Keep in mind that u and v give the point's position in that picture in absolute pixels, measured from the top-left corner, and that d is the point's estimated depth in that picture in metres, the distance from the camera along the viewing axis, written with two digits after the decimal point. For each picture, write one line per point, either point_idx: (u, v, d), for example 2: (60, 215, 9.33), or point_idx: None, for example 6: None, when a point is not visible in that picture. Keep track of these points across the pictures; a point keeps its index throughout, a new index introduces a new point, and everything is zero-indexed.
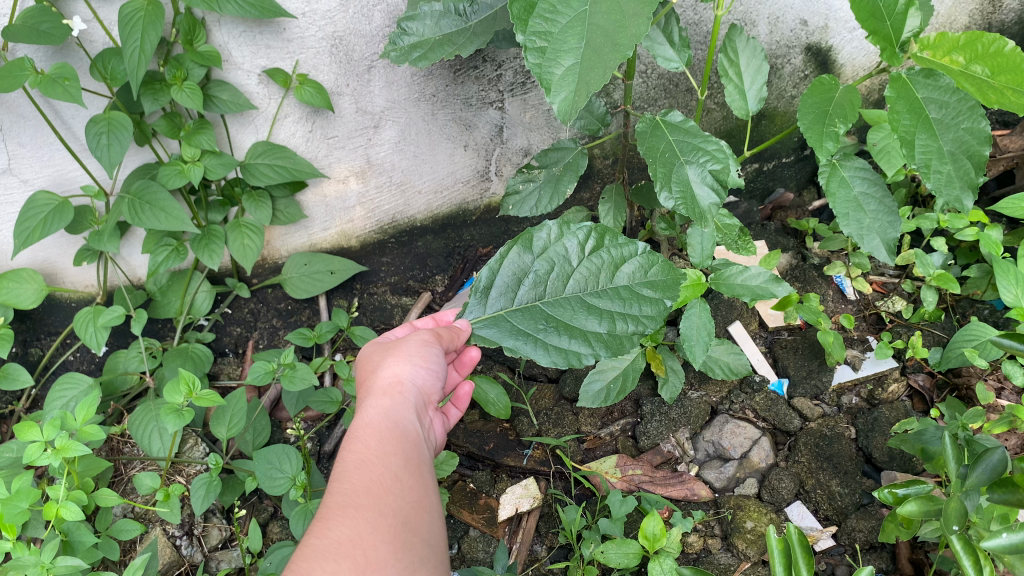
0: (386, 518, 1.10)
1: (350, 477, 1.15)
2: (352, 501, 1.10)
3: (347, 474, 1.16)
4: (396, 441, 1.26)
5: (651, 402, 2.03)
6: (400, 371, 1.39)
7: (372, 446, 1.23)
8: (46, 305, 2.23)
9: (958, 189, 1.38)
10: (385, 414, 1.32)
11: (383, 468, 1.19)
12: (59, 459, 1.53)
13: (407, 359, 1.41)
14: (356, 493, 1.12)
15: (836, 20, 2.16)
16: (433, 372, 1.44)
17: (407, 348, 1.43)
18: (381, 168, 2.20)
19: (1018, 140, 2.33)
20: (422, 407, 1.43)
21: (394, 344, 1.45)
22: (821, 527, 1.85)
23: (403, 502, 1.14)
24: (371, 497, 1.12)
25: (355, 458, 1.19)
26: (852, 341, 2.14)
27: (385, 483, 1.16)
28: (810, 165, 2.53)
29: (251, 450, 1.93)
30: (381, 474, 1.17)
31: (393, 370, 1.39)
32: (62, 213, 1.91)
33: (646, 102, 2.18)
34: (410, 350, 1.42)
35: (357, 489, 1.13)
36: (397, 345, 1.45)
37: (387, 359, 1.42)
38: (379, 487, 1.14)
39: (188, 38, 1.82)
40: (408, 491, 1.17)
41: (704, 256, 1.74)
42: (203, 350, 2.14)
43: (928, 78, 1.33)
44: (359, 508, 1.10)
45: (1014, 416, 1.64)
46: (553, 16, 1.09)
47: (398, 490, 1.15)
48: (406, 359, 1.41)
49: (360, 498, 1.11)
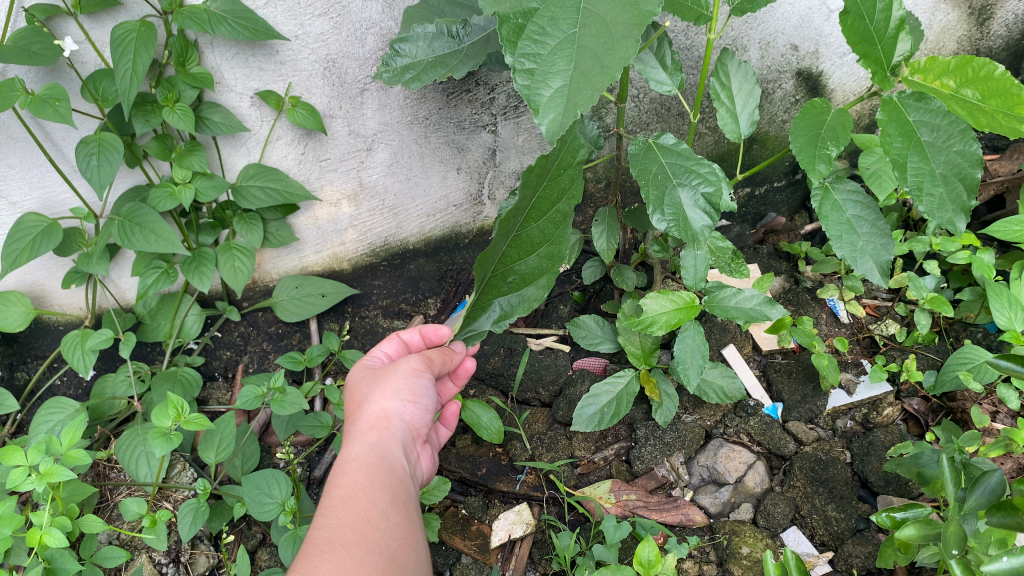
0: (373, 555, 1.11)
1: (336, 512, 1.15)
2: (339, 537, 1.11)
3: (333, 509, 1.16)
4: (383, 475, 1.26)
5: (645, 425, 2.01)
6: (388, 406, 1.38)
7: (359, 481, 1.23)
8: (33, 328, 2.21)
9: (950, 212, 1.36)
10: (372, 449, 1.31)
11: (370, 503, 1.19)
12: (43, 484, 1.51)
13: (395, 393, 1.40)
14: (344, 529, 1.13)
15: (826, 46, 2.18)
16: (422, 403, 1.43)
17: (396, 378, 1.41)
18: (373, 191, 2.19)
19: (1009, 165, 2.35)
20: (410, 441, 1.42)
21: (384, 373, 1.44)
22: (817, 553, 1.82)
23: (390, 539, 1.15)
24: (359, 534, 1.13)
25: (342, 494, 1.19)
26: (846, 364, 2.12)
27: (372, 519, 1.17)
28: (801, 189, 2.53)
29: (240, 476, 1.90)
30: (368, 509, 1.18)
31: (381, 404, 1.37)
32: (51, 235, 1.89)
33: (638, 126, 2.19)
34: (398, 383, 1.41)
35: (345, 524, 1.14)
36: (385, 374, 1.44)
37: (376, 390, 1.41)
38: (366, 522, 1.15)
39: (180, 60, 1.81)
40: (396, 529, 1.18)
41: (698, 279, 1.73)
42: (192, 373, 2.11)
43: (919, 101, 1.33)
44: (346, 545, 1.11)
45: (1010, 439, 1.64)
46: (543, 38, 1.05)
47: (385, 527, 1.17)
48: (395, 393, 1.39)
49: (349, 534, 1.12)
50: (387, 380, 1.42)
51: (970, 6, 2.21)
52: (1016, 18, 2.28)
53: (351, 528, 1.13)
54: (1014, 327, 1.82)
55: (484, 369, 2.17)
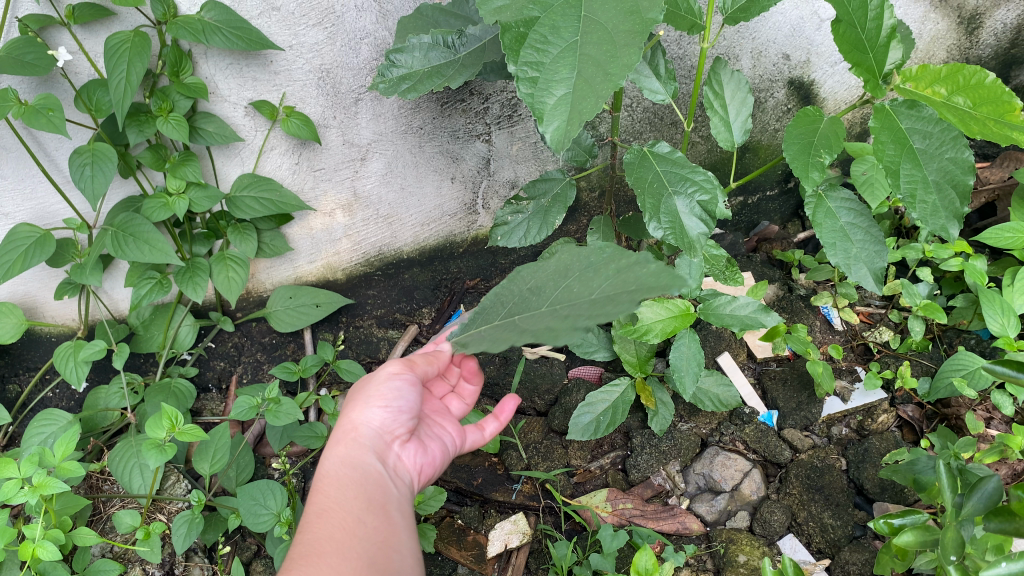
0: (351, 563, 1.11)
1: (312, 529, 1.15)
2: (315, 552, 1.11)
3: (309, 524, 1.17)
4: (360, 485, 1.25)
5: (641, 434, 2.00)
6: (358, 416, 1.36)
7: (334, 492, 1.23)
8: (25, 340, 2.20)
9: (943, 218, 1.38)
10: (345, 459, 1.30)
11: (346, 511, 1.19)
12: (36, 497, 1.49)
13: (365, 402, 1.37)
14: (320, 543, 1.13)
15: (818, 55, 2.19)
16: (399, 408, 1.39)
17: (367, 388, 1.39)
18: (367, 201, 2.19)
19: (999, 173, 2.37)
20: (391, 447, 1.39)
21: (358, 386, 1.42)
22: (814, 560, 1.82)
23: (368, 544, 1.15)
24: (335, 544, 1.13)
25: (317, 508, 1.20)
26: (841, 371, 2.14)
27: (348, 528, 1.16)
28: (794, 197, 2.55)
29: (234, 487, 1.90)
30: (344, 518, 1.18)
31: (351, 416, 1.36)
32: (44, 246, 1.88)
33: (632, 135, 2.19)
34: (369, 393, 1.38)
35: (321, 538, 1.14)
36: (362, 385, 1.42)
37: (349, 404, 1.40)
38: (343, 533, 1.15)
39: (174, 70, 1.82)
40: (373, 533, 1.18)
41: (692, 287, 1.77)
42: (186, 384, 2.10)
43: (912, 109, 1.34)
44: (322, 555, 1.11)
45: (1005, 445, 1.64)
46: (545, 46, 1.06)
47: (362, 533, 1.17)
48: (365, 403, 1.37)
49: (324, 545, 1.13)
50: (358, 392, 1.40)
51: (959, 15, 2.23)
52: (1005, 27, 2.30)
53: (329, 540, 1.14)
54: (1008, 333, 1.83)
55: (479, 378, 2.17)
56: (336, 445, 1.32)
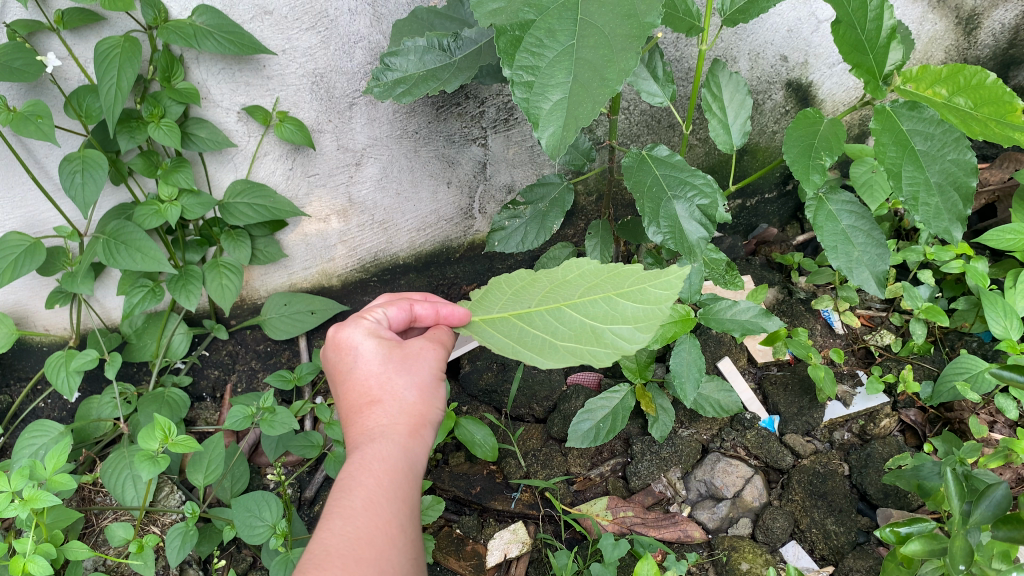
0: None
1: (356, 520, 1.10)
2: (357, 551, 1.06)
3: (353, 512, 1.11)
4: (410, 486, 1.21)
5: (641, 440, 1.99)
6: (422, 407, 1.29)
7: (383, 483, 1.16)
8: (16, 349, 2.17)
9: (947, 221, 1.35)
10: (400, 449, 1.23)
11: (391, 514, 1.14)
12: (26, 511, 1.46)
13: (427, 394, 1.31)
14: (363, 541, 1.08)
15: (816, 56, 2.17)
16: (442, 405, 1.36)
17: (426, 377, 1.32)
18: (363, 206, 2.16)
19: (999, 174, 2.35)
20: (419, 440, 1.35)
21: (413, 363, 1.32)
22: (818, 567, 1.79)
23: (404, 558, 1.11)
24: (376, 550, 1.08)
25: (365, 497, 1.14)
26: (841, 376, 2.12)
27: (390, 533, 1.12)
28: (792, 200, 2.53)
29: (229, 498, 1.88)
30: (388, 521, 1.13)
31: (415, 403, 1.29)
32: (34, 254, 1.85)
33: (629, 138, 2.17)
34: (430, 385, 1.32)
35: (363, 537, 1.09)
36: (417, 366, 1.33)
37: (407, 379, 1.30)
38: (382, 537, 1.10)
39: (165, 76, 1.79)
40: (410, 546, 1.14)
41: (693, 291, 1.73)
42: (179, 394, 2.07)
43: (912, 110, 1.32)
44: (363, 559, 1.06)
45: (1010, 450, 1.62)
46: (541, 49, 1.03)
47: (401, 543, 1.12)
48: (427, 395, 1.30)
49: (366, 547, 1.08)
50: (419, 372, 1.32)
51: (957, 15, 2.21)
52: (1003, 27, 2.28)
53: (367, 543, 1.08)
54: (1010, 336, 1.81)
55: (476, 385, 2.15)
56: (397, 428, 1.24)
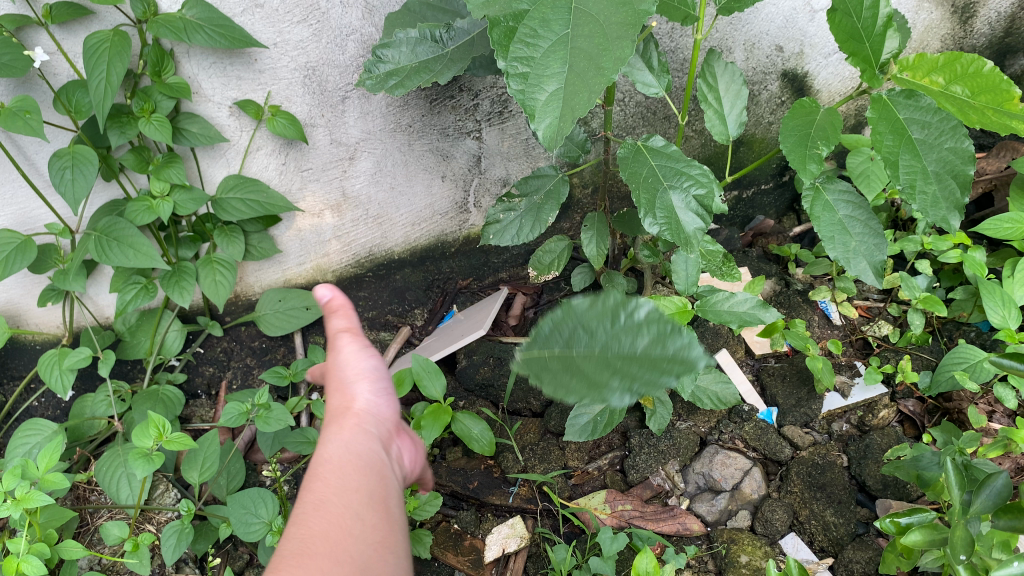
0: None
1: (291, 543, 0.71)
2: (310, 555, 0.70)
3: (296, 526, 0.73)
4: (359, 463, 0.83)
5: (639, 434, 1.97)
6: (348, 394, 0.93)
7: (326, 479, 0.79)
8: (9, 348, 2.16)
9: (944, 210, 1.33)
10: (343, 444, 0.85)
11: (343, 506, 0.76)
12: (19, 511, 1.45)
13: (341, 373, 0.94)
14: (304, 557, 0.69)
15: (811, 46, 2.16)
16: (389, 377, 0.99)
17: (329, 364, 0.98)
18: (357, 201, 2.15)
19: (996, 163, 2.33)
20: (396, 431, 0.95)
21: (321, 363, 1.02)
22: (818, 559, 1.79)
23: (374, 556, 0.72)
24: (332, 550, 0.70)
25: (306, 502, 0.75)
26: (840, 367, 2.11)
27: (338, 519, 0.74)
28: (788, 191, 2.51)
29: (226, 495, 1.85)
30: (340, 517, 0.74)
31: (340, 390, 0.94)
32: (25, 251, 1.84)
33: (624, 130, 2.16)
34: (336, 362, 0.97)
35: (312, 541, 0.71)
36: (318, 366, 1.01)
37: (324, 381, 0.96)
38: (329, 538, 0.72)
39: (156, 70, 1.77)
40: (379, 535, 0.74)
41: (689, 284, 1.73)
42: (174, 391, 2.06)
43: (909, 99, 1.31)
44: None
45: (1009, 439, 1.61)
46: (535, 40, 1.02)
47: (365, 535, 0.73)
48: (345, 374, 0.94)
49: (314, 560, 0.69)
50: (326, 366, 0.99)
51: (953, 4, 2.20)
52: (999, 15, 2.27)
53: (303, 558, 0.70)
54: (1008, 326, 1.80)
55: (473, 380, 2.14)
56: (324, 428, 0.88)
